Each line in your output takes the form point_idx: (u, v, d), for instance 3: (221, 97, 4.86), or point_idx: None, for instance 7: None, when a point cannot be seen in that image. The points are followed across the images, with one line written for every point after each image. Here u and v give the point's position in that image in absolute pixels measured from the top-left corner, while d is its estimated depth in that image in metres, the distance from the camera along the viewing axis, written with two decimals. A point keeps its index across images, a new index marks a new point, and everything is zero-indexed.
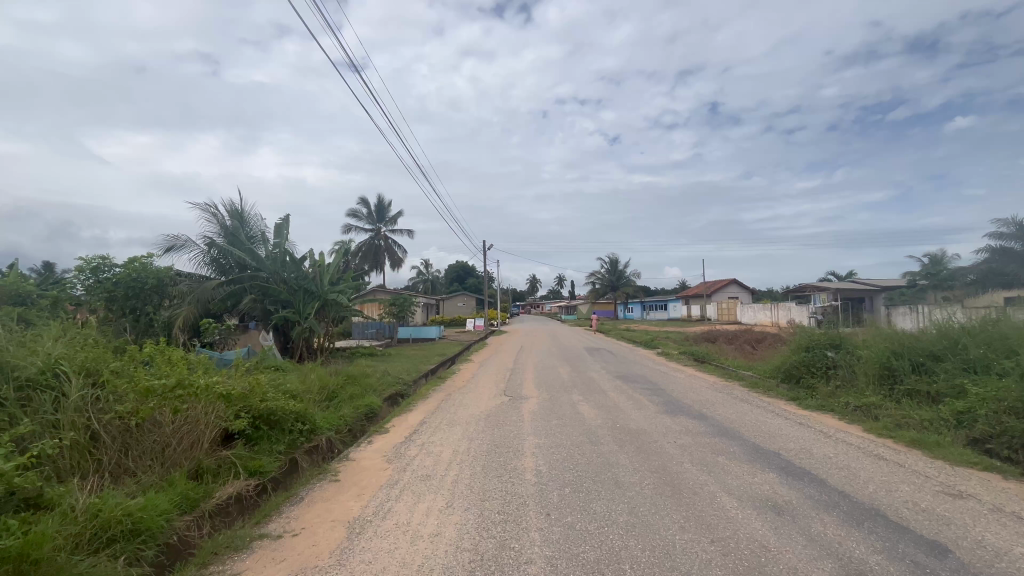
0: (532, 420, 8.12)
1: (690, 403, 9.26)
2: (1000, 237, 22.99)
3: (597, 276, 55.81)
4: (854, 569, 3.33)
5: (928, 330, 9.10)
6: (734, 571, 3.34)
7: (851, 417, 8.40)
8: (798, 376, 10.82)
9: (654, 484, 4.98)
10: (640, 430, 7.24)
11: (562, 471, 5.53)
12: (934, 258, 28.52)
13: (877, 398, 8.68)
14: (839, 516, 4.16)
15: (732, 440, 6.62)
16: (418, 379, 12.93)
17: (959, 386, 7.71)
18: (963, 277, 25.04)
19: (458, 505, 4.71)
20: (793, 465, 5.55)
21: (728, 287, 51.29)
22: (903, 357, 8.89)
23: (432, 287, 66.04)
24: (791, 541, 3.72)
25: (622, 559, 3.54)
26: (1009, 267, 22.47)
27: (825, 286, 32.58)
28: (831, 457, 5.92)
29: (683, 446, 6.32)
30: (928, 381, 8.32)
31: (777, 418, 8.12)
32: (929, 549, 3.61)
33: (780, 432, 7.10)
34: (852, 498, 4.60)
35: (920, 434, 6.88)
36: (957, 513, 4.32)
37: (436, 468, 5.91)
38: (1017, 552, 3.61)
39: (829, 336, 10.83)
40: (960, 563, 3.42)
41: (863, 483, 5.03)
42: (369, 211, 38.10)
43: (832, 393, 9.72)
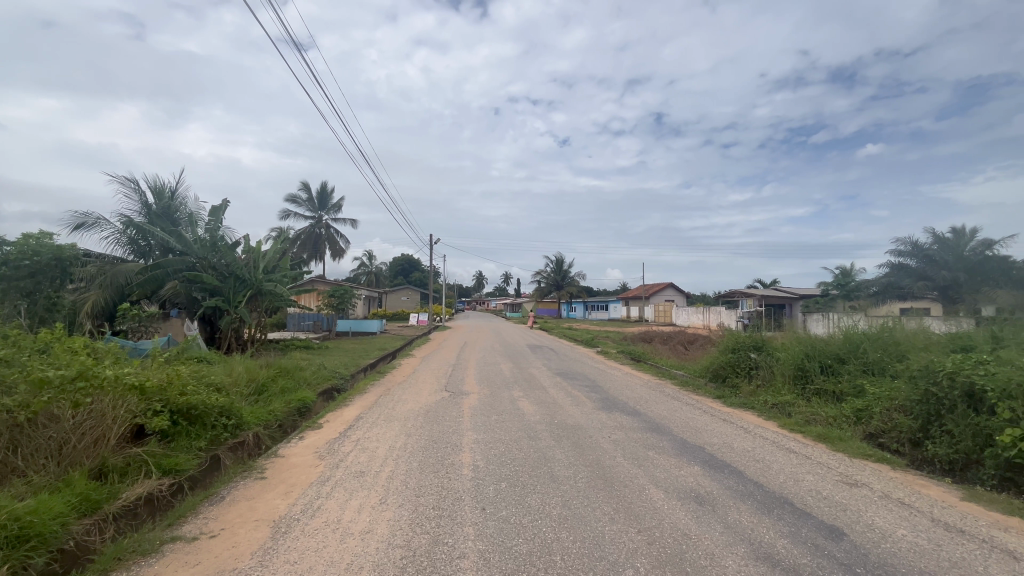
0: (472, 416, 8.08)
1: (624, 400, 9.63)
2: (898, 254, 25.76)
3: (542, 275, 56.90)
4: (763, 553, 3.59)
5: (836, 335, 10.03)
6: (657, 558, 3.50)
7: (769, 414, 9.08)
8: (724, 375, 11.57)
9: (588, 478, 5.13)
10: (577, 425, 7.44)
11: (498, 466, 5.55)
12: (845, 270, 31.34)
13: (791, 397, 9.45)
14: (752, 505, 4.48)
15: (662, 435, 6.95)
16: (357, 374, 12.54)
17: (860, 386, 8.53)
18: (866, 288, 27.65)
19: (393, 501, 4.62)
20: (715, 458, 5.93)
21: (665, 290, 54.05)
22: (814, 359, 9.72)
23: (375, 280, 64.29)
24: (710, 529, 3.97)
25: (553, 551, 3.61)
26: (905, 281, 25.20)
27: (752, 292, 35.01)
28: (749, 451, 6.37)
29: (616, 441, 6.55)
30: (835, 382, 9.15)
31: (703, 414, 8.62)
32: (828, 533, 3.97)
33: (705, 428, 7.53)
34: (766, 488, 4.96)
35: (824, 430, 7.55)
36: (853, 500, 4.79)
37: (370, 464, 5.75)
38: (899, 533, 4.07)
39: (753, 338, 11.60)
40: (853, 544, 3.79)
41: (775, 474, 5.46)
42: (310, 197, 36.44)
43: (753, 392, 10.45)
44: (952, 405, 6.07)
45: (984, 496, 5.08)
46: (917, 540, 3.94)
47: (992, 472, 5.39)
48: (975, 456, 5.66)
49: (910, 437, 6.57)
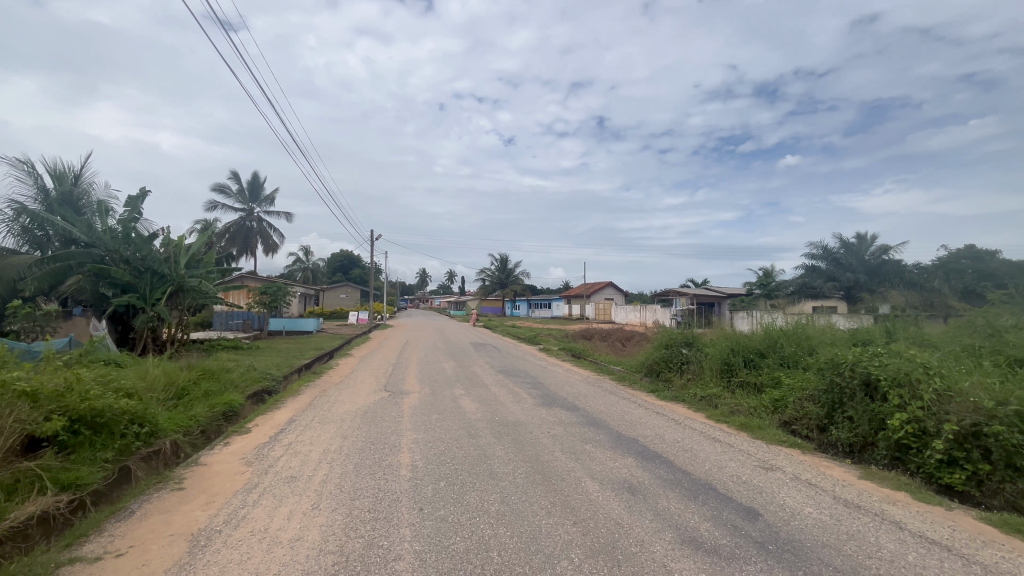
0: (412, 416, 7.94)
1: (564, 395, 9.86)
2: (812, 257, 28.13)
3: (486, 273, 56.97)
4: (688, 537, 3.80)
5: (757, 331, 10.82)
6: (591, 549, 3.61)
7: (698, 405, 9.65)
8: (658, 370, 12.17)
9: (526, 473, 5.21)
10: (517, 422, 7.52)
11: (437, 465, 5.50)
12: (767, 270, 33.78)
13: (718, 389, 10.09)
14: (680, 492, 4.73)
15: (599, 429, 7.18)
16: (290, 374, 11.96)
17: (777, 378, 9.26)
18: (785, 288, 30.02)
19: (326, 505, 4.45)
20: (647, 449, 6.21)
21: (605, 289, 55.84)
22: (738, 354, 10.43)
23: (312, 277, 61.47)
24: (641, 517, 4.16)
25: (490, 547, 3.63)
26: (817, 282, 27.60)
27: (685, 291, 36.98)
28: (679, 441, 6.73)
29: (555, 436, 6.69)
30: (756, 374, 9.86)
31: (638, 408, 8.99)
32: (745, 514, 4.28)
33: (639, 421, 7.86)
34: (692, 476, 5.26)
35: (745, 419, 8.13)
36: (768, 483, 5.19)
37: (302, 468, 5.50)
38: (805, 510, 4.47)
39: (685, 335, 12.24)
40: (766, 523, 4.12)
41: (701, 462, 5.81)
42: (240, 188, 34.20)
43: (684, 385, 11.05)
44: (852, 394, 6.74)
45: (876, 474, 5.69)
46: (821, 517, 4.34)
47: (884, 453, 6.04)
48: (870, 439, 6.31)
49: (817, 423, 7.23)
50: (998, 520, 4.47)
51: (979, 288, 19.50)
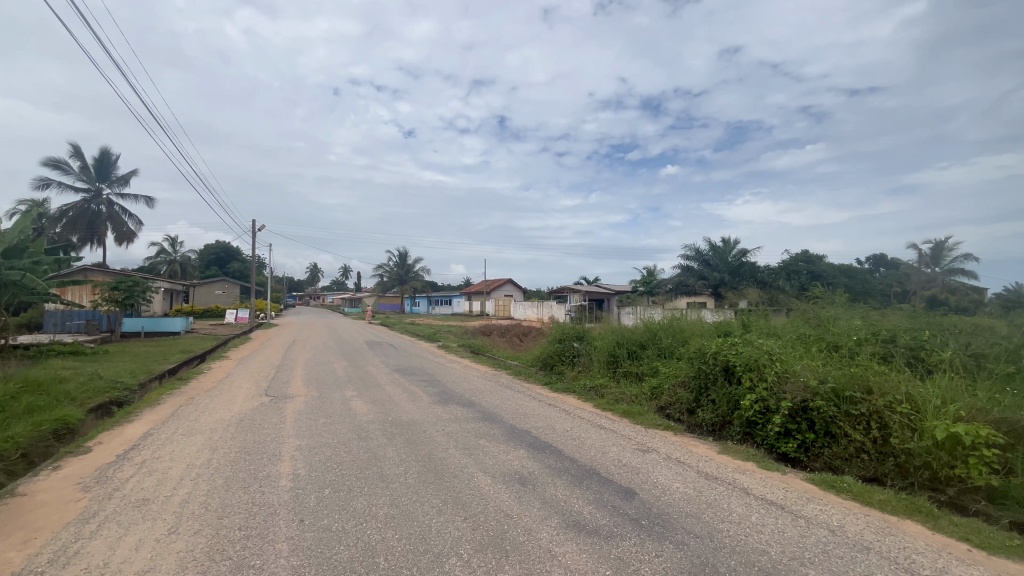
0: (295, 421, 7.36)
1: (461, 392, 9.85)
2: (686, 258, 31.42)
3: (384, 269, 54.97)
4: (573, 521, 4.01)
5: (639, 325, 11.79)
6: (481, 542, 3.64)
7: (587, 395, 10.26)
8: (552, 363, 12.72)
9: (418, 473, 5.11)
10: (412, 421, 7.35)
11: (322, 472, 5.17)
12: (649, 270, 36.98)
13: (605, 379, 10.83)
14: (567, 479, 4.98)
15: (493, 423, 7.29)
16: (148, 382, 10.44)
17: (655, 367, 10.17)
18: (664, 286, 33.15)
19: (187, 528, 3.94)
20: (539, 440, 6.44)
21: (505, 286, 57.03)
22: (623, 346, 11.28)
23: (179, 270, 54.24)
24: (530, 506, 4.29)
25: (377, 552, 3.50)
26: (690, 280, 30.88)
27: (578, 288, 39.15)
28: (568, 431, 7.08)
29: (449, 433, 6.66)
30: (637, 364, 10.74)
31: (532, 401, 9.29)
32: (623, 495, 4.62)
33: (532, 413, 8.13)
34: (578, 462, 5.57)
35: (628, 406, 8.82)
36: (644, 463, 5.68)
37: (159, 489, 4.81)
38: (674, 485, 4.96)
39: (576, 329, 12.93)
40: (641, 501, 4.49)
41: (587, 449, 6.17)
42: (84, 165, 29.00)
43: (574, 377, 11.68)
44: (714, 379, 7.64)
45: (731, 449, 6.52)
46: (687, 490, 4.85)
47: (738, 430, 6.92)
48: (728, 418, 7.20)
49: (687, 407, 8.09)
50: (819, 479, 5.37)
51: (811, 286, 23.34)
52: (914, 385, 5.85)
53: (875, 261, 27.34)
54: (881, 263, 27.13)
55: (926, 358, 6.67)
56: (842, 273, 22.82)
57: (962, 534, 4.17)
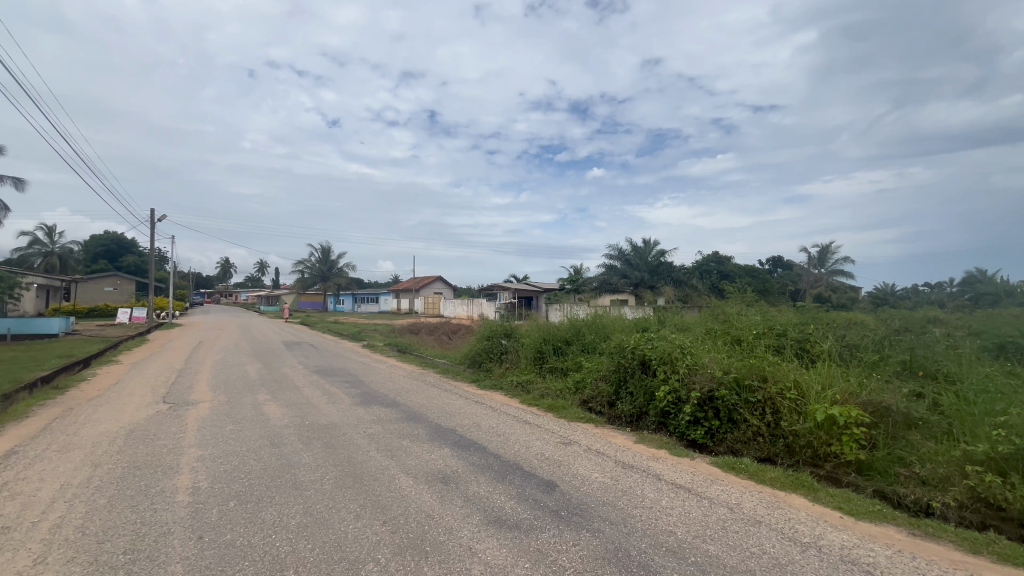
0: (197, 430, 6.74)
1: (385, 392, 9.56)
2: (610, 258, 32.87)
3: (305, 264, 52.02)
4: (495, 517, 4.04)
5: (564, 322, 12.14)
6: (400, 546, 3.56)
7: (513, 391, 10.39)
8: (480, 361, 12.74)
9: (335, 478, 4.89)
10: (331, 424, 7.01)
11: (227, 483, 4.78)
12: (576, 268, 38.26)
13: (531, 375, 11.03)
14: (490, 475, 5.01)
15: (417, 423, 7.15)
16: (15, 392, 9.06)
17: (578, 362, 10.53)
18: (589, 283, 34.46)
19: (58, 557, 3.47)
20: (463, 438, 6.42)
21: (435, 283, 56.24)
22: (549, 342, 11.57)
23: (58, 264, 47.66)
24: (452, 505, 4.26)
25: (286, 565, 3.30)
26: (613, 279, 32.34)
27: (508, 285, 39.56)
28: (493, 427, 7.13)
29: (371, 435, 6.44)
30: (562, 360, 11.06)
31: (458, 398, 9.24)
32: (545, 488, 4.73)
33: (458, 411, 8.09)
34: (502, 458, 5.62)
35: (552, 401, 9.05)
36: (565, 456, 5.85)
37: (24, 514, 4.19)
38: (592, 476, 5.16)
39: (504, 326, 13.04)
40: (561, 493, 4.62)
41: (511, 444, 6.25)
42: None
43: (502, 373, 11.79)
44: (632, 372, 8.05)
45: (647, 438, 6.91)
46: (604, 479, 5.07)
47: (653, 419, 7.35)
48: (644, 409, 7.61)
49: (608, 400, 8.45)
50: (721, 462, 5.84)
51: (720, 284, 25.44)
52: (800, 373, 6.53)
53: (774, 261, 30.36)
54: (778, 264, 30.17)
55: (810, 349, 7.48)
56: (746, 273, 25.05)
57: (836, 503, 4.73)
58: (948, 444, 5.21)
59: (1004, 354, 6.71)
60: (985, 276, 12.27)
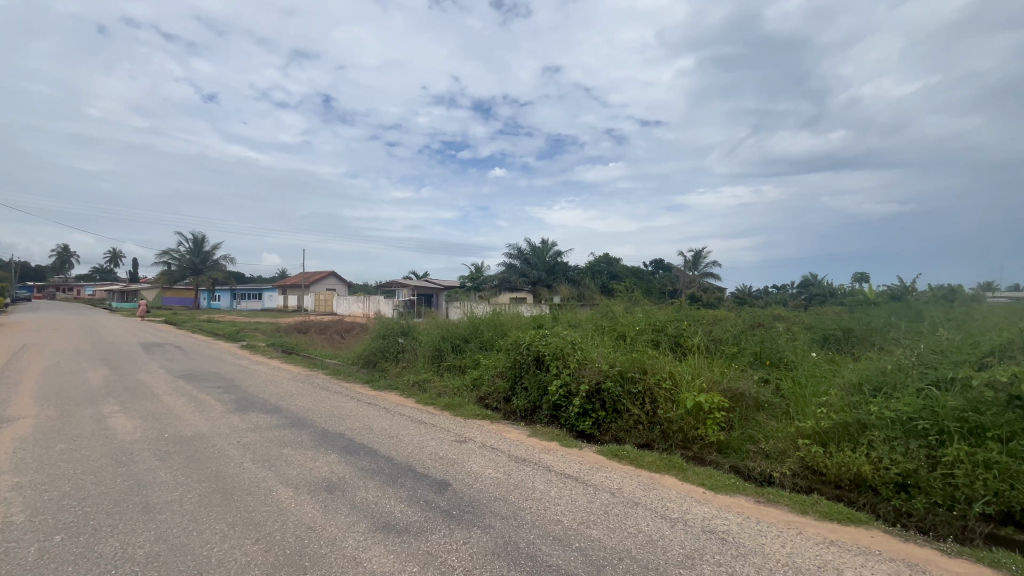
0: (14, 452, 5.56)
1: (265, 397, 8.73)
2: (510, 257, 33.62)
3: (171, 255, 45.79)
4: (383, 522, 3.87)
5: (463, 320, 12.11)
6: (274, 564, 3.26)
7: (410, 391, 10.13)
8: (374, 360, 12.23)
9: (199, 495, 4.34)
10: (197, 435, 6.23)
11: (54, 513, 4.00)
12: (477, 267, 38.52)
13: (429, 373, 10.84)
14: (381, 479, 4.81)
15: (301, 429, 6.63)
16: None
17: (476, 359, 10.58)
18: (490, 282, 34.91)
19: None
20: (352, 442, 6.08)
21: (328, 279, 52.93)
22: (447, 340, 11.48)
23: None
24: (336, 514, 4.01)
25: None
26: (513, 278, 33.15)
27: (407, 282, 38.57)
28: (386, 429, 6.86)
29: (245, 445, 5.83)
30: (460, 357, 11.03)
31: (349, 400, 8.76)
32: (437, 488, 4.65)
33: (349, 414, 7.67)
34: (394, 461, 5.43)
35: (449, 399, 8.97)
36: (459, 454, 5.83)
37: None
38: (486, 472, 5.19)
39: (401, 325, 12.66)
40: (454, 492, 4.58)
41: (404, 445, 6.06)
42: None
43: (398, 373, 11.42)
44: (527, 368, 8.28)
45: (540, 431, 7.15)
46: (498, 475, 5.13)
47: (545, 413, 7.62)
48: (538, 403, 7.87)
49: (504, 395, 8.60)
50: (605, 450, 6.24)
51: (610, 285, 27.36)
52: (674, 365, 7.21)
53: (656, 264, 33.31)
54: (659, 266, 33.17)
55: (683, 343, 8.30)
56: (632, 273, 27.25)
57: (700, 480, 5.30)
58: (786, 422, 6.10)
59: (828, 344, 8.06)
60: (817, 279, 14.67)
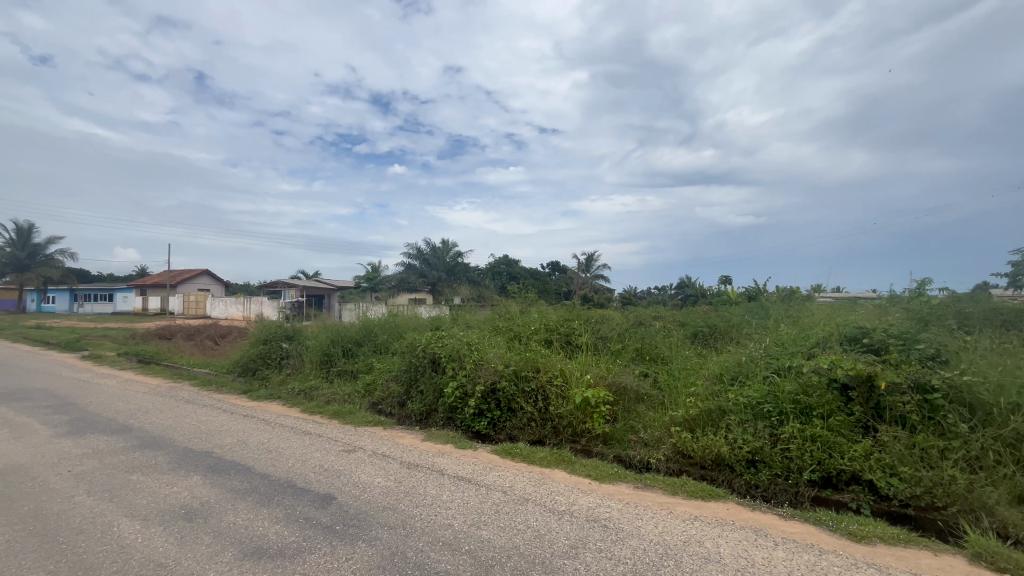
0: None
1: (111, 416, 7.47)
2: (408, 257, 32.81)
3: None
4: (254, 548, 3.51)
5: (355, 322, 11.49)
6: None
7: (294, 400, 9.36)
8: (253, 368, 11.12)
9: (9, 542, 3.56)
10: (12, 468, 5.12)
11: None
12: (374, 266, 37.01)
13: (316, 380, 10.10)
14: (253, 500, 4.36)
15: (157, 450, 5.78)
16: None
17: (369, 364, 10.09)
18: (387, 282, 33.75)
19: None
20: (221, 461, 5.44)
21: (200, 278, 47.15)
22: (338, 344, 10.82)
23: None
24: (195, 545, 3.54)
25: None
26: (411, 278, 32.42)
27: (295, 282, 35.77)
28: (263, 443, 6.25)
29: (80, 474, 4.93)
30: (352, 362, 10.45)
31: (221, 414, 7.84)
32: (319, 503, 4.33)
33: (219, 429, 6.86)
34: (271, 478, 4.96)
35: (339, 407, 8.45)
36: (347, 464, 5.50)
37: None
38: (375, 482, 4.95)
39: (285, 328, 11.65)
40: (338, 506, 4.30)
41: (284, 460, 5.57)
42: None
43: (281, 381, 10.49)
44: (423, 371, 8.10)
45: (434, 434, 7.02)
46: (387, 483, 4.93)
47: (441, 415, 7.52)
48: (433, 406, 7.74)
49: (398, 400, 8.32)
50: (499, 449, 6.32)
51: (509, 285, 27.98)
52: (565, 362, 7.54)
53: (552, 265, 34.72)
54: (556, 268, 34.64)
55: (574, 341, 8.71)
56: (530, 274, 28.15)
57: (587, 471, 5.61)
58: (661, 412, 6.68)
59: (697, 339, 9.01)
60: (691, 282, 16.36)
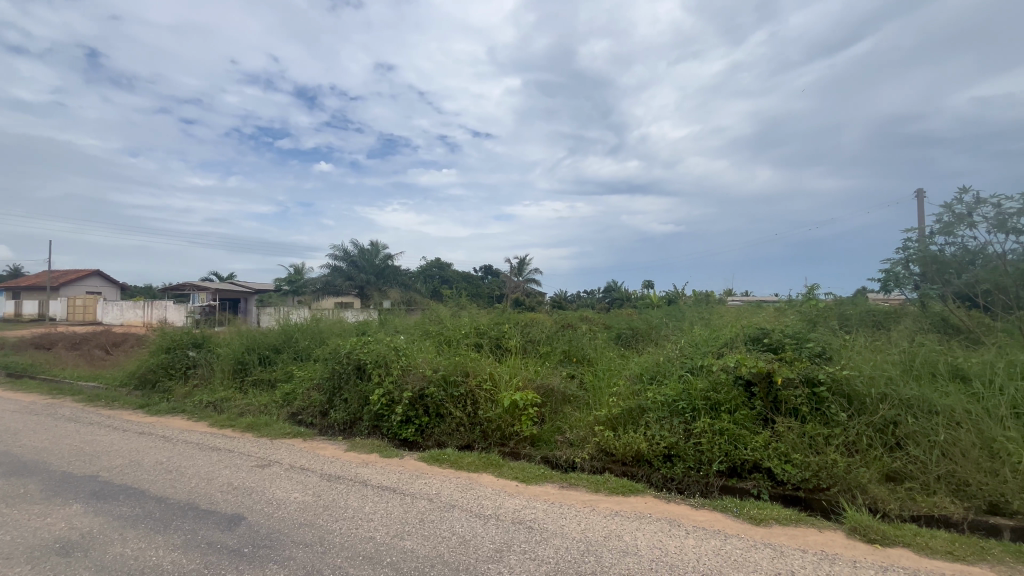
0: None
1: None
2: (334, 258, 31.38)
3: None
4: None
5: (273, 328, 10.77)
6: None
7: (201, 413, 8.58)
8: (154, 380, 10.07)
9: None
10: None
11: None
12: (296, 268, 35.03)
13: (228, 391, 9.33)
14: (146, 527, 3.93)
15: (28, 477, 5.04)
16: None
17: (289, 371, 9.50)
18: (311, 284, 32.07)
19: None
20: (109, 485, 4.86)
21: (89, 279, 41.97)
22: (253, 351, 10.10)
23: None
24: None
25: None
26: (337, 281, 31.04)
27: (205, 284, 32.94)
28: (162, 462, 5.67)
29: None
30: (269, 370, 9.78)
31: (111, 432, 7.00)
32: (225, 525, 4.00)
33: (109, 449, 6.13)
34: (169, 501, 4.50)
35: (254, 419, 7.87)
36: (260, 481, 5.13)
37: None
38: (291, 498, 4.66)
39: (192, 335, 10.67)
40: (248, 526, 3.99)
41: (186, 480, 5.08)
42: None
43: (186, 393, 9.59)
44: (347, 378, 7.75)
45: (358, 444, 6.75)
46: (305, 498, 4.66)
47: (366, 424, 7.25)
48: (358, 415, 7.44)
49: (320, 410, 7.91)
50: (427, 456, 6.20)
51: (441, 288, 27.69)
52: (493, 366, 7.55)
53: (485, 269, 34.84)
54: (488, 271, 34.79)
55: (503, 344, 8.76)
56: (463, 277, 28.04)
57: (514, 474, 5.66)
58: (586, 412, 6.90)
59: (620, 340, 9.41)
60: (617, 286, 17.10)
